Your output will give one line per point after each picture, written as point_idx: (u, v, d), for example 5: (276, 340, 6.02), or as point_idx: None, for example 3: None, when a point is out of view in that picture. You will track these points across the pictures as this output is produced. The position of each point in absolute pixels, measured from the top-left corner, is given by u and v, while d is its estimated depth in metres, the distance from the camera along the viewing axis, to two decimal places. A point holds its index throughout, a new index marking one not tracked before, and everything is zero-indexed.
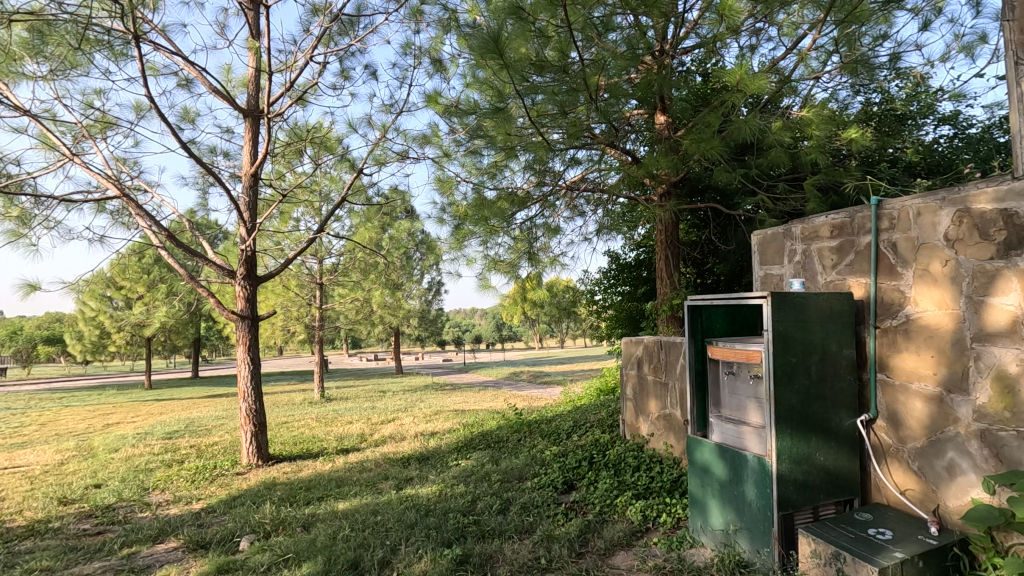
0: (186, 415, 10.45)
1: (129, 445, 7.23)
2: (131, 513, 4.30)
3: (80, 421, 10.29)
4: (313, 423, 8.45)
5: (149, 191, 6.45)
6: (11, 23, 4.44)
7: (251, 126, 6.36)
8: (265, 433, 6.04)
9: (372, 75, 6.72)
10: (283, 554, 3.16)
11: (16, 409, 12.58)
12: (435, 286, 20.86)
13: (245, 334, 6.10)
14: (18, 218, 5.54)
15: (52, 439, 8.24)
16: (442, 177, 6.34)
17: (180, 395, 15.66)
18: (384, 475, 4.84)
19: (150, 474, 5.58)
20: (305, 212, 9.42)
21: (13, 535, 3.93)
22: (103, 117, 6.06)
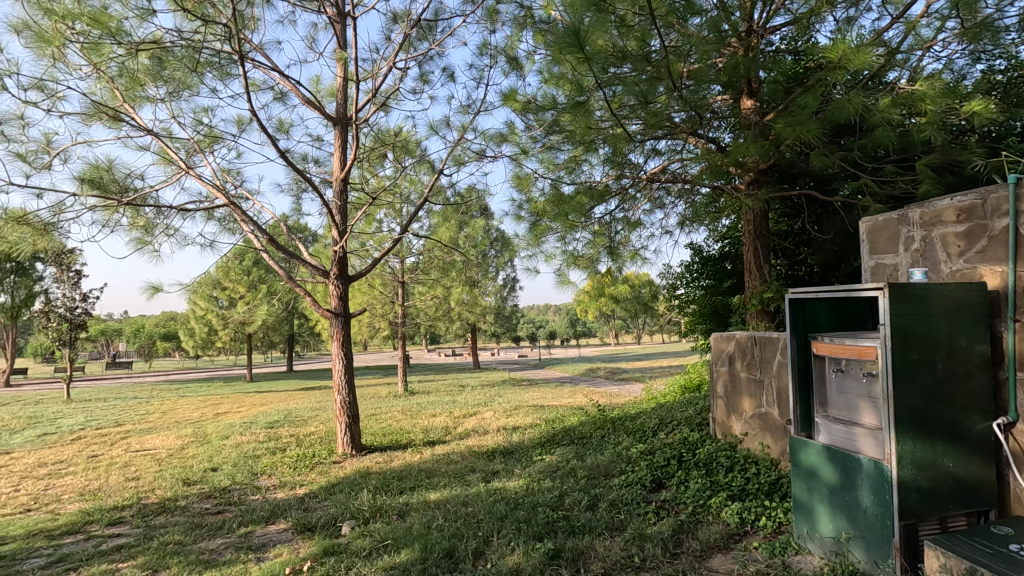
0: (284, 406, 11.23)
1: (238, 433, 7.88)
2: (245, 495, 4.70)
3: (195, 410, 11.34)
4: (399, 415, 8.82)
5: (251, 199, 6.98)
6: (138, 52, 4.97)
7: (339, 133, 6.71)
8: (358, 424, 6.36)
9: (449, 77, 6.89)
10: (382, 541, 3.32)
11: (144, 399, 14.10)
12: (509, 282, 21.08)
13: (339, 330, 6.46)
14: (143, 227, 6.18)
15: (174, 425, 9.15)
16: (520, 174, 6.38)
17: (278, 387, 16.88)
18: (471, 468, 4.96)
19: (258, 460, 6.06)
20: (387, 213, 9.83)
21: (149, 510, 4.40)
22: (211, 132, 6.62)
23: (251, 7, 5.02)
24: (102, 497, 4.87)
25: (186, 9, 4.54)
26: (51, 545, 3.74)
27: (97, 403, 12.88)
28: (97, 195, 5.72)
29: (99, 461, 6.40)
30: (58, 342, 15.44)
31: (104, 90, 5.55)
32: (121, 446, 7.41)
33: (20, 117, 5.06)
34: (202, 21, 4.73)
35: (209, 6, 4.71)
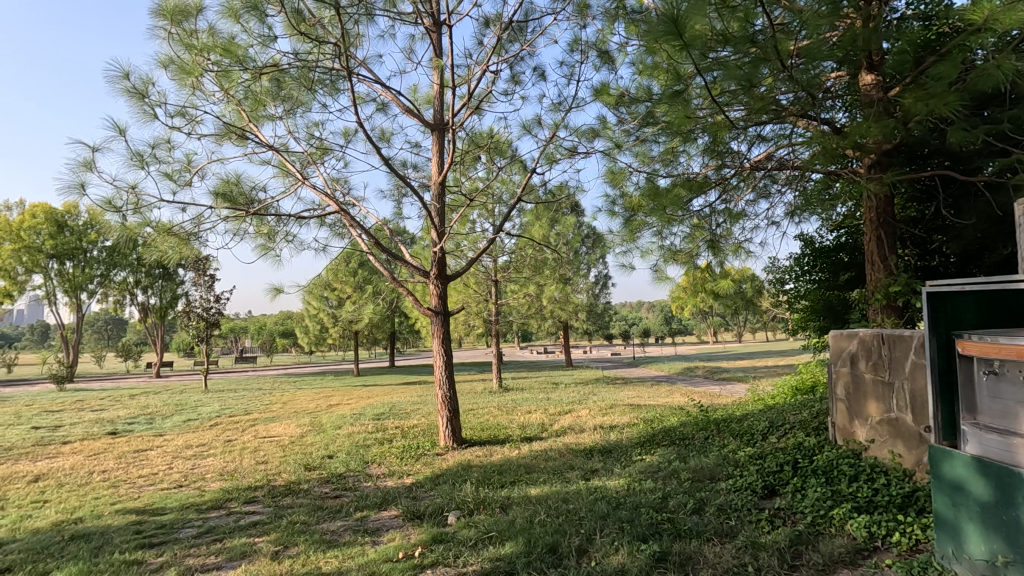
0: (388, 399, 11.91)
1: (349, 424, 8.47)
2: (358, 482, 5.04)
3: (311, 401, 12.35)
4: (496, 411, 9.03)
5: (358, 204, 7.46)
6: (260, 75, 5.48)
7: (437, 138, 6.98)
8: (458, 418, 6.59)
9: (540, 76, 6.93)
10: (487, 532, 3.43)
11: (267, 390, 15.55)
12: (601, 279, 20.83)
13: (439, 328, 6.72)
14: (266, 235, 6.82)
15: (294, 415, 10.01)
16: (613, 169, 6.27)
17: (382, 381, 17.93)
18: (569, 465, 4.97)
19: (368, 449, 6.47)
20: (481, 214, 10.09)
21: (277, 491, 4.85)
22: (321, 144, 7.15)
23: (356, 25, 5.36)
24: (238, 477, 5.44)
25: (300, 32, 4.94)
26: (200, 517, 4.23)
27: (230, 393, 14.40)
28: (229, 207, 6.38)
29: (235, 445, 7.15)
30: (197, 338, 17.45)
31: (232, 112, 6.17)
32: (251, 432, 8.24)
33: (167, 141, 5.77)
34: (313, 42, 5.12)
35: (319, 28, 5.10)
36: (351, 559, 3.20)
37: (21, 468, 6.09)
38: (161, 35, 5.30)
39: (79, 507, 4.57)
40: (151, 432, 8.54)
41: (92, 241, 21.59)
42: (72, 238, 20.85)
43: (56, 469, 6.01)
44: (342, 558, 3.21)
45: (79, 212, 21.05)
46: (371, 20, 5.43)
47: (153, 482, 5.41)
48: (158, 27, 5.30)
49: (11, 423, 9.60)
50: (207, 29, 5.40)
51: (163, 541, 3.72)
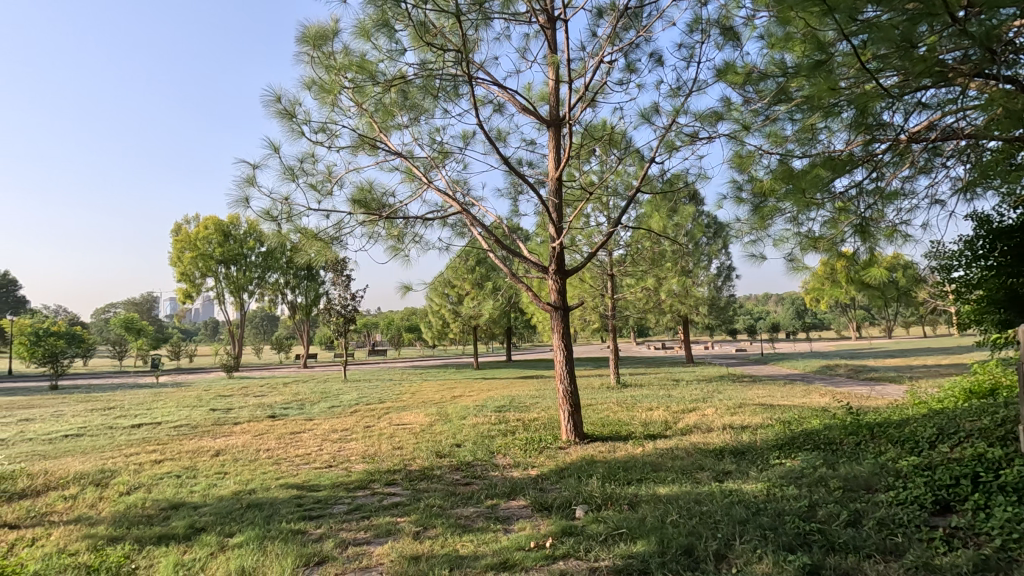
0: (508, 392, 12.23)
1: (473, 414, 8.83)
2: (486, 471, 5.25)
3: (436, 392, 13.05)
4: (616, 407, 8.90)
5: (477, 204, 7.73)
6: (390, 88, 5.87)
7: (553, 134, 7.02)
8: (580, 413, 6.59)
9: (658, 62, 6.68)
10: (617, 528, 3.39)
11: (397, 381, 16.75)
12: (723, 271, 19.67)
13: (559, 322, 6.75)
14: (397, 237, 7.31)
15: (422, 405, 10.66)
16: (740, 152, 5.86)
17: (500, 375, 18.48)
18: (699, 465, 4.76)
19: (493, 440, 6.70)
20: (596, 207, 9.97)
21: (414, 476, 5.20)
22: (442, 148, 7.50)
23: (476, 31, 5.55)
24: (379, 461, 5.92)
25: (424, 43, 5.22)
26: (349, 495, 4.67)
27: (365, 383, 15.68)
28: (364, 212, 6.93)
29: (373, 431, 7.78)
30: (337, 333, 19.24)
31: (364, 124, 6.69)
32: (386, 419, 8.91)
33: (312, 155, 6.40)
34: (435, 51, 5.38)
35: (440, 38, 5.34)
36: (486, 544, 3.34)
37: (207, 444, 7.14)
38: (305, 60, 5.87)
39: (251, 480, 5.25)
40: (303, 417, 9.56)
41: (251, 247, 24.62)
42: (235, 245, 23.97)
43: (232, 446, 6.96)
44: (477, 543, 3.36)
45: (240, 223, 24.12)
46: (488, 24, 5.58)
47: (308, 462, 6.07)
48: (302, 53, 5.88)
49: (196, 405, 11.29)
50: (342, 49, 5.90)
51: (320, 514, 4.16)
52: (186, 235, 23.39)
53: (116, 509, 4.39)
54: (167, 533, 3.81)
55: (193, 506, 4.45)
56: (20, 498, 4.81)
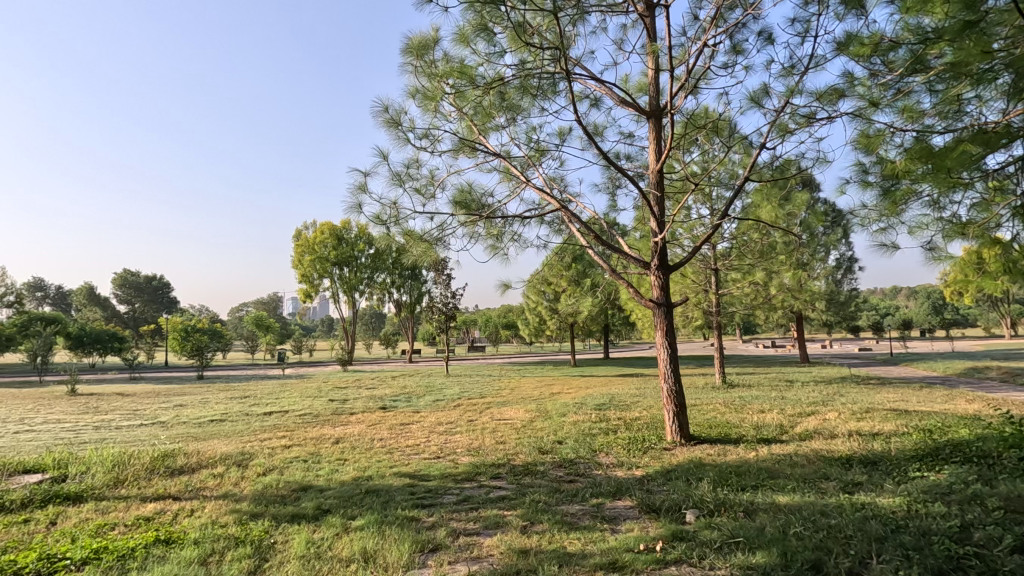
0: (607, 390, 12.07)
1: (573, 412, 8.81)
2: (590, 469, 5.21)
3: (535, 389, 13.19)
4: (723, 408, 8.46)
5: (575, 200, 7.69)
6: (489, 90, 5.99)
7: (653, 126, 6.80)
8: (685, 414, 6.34)
9: (768, 40, 6.23)
10: (733, 536, 3.22)
11: (497, 377, 17.14)
12: (844, 262, 17.99)
13: (662, 319, 6.53)
14: (496, 236, 7.46)
15: (522, 401, 10.82)
16: (866, 131, 5.30)
17: (598, 373, 18.33)
18: (824, 474, 4.38)
19: (595, 438, 6.64)
20: (699, 199, 9.53)
21: (518, 470, 5.29)
22: (539, 146, 7.54)
23: (573, 26, 5.51)
24: (484, 454, 6.08)
25: (523, 44, 5.26)
26: (458, 486, 4.85)
27: (466, 379, 16.23)
28: (465, 213, 7.15)
29: (476, 425, 8.01)
30: (439, 329, 20.09)
31: (464, 127, 6.89)
32: (488, 414, 9.14)
33: (417, 160, 6.71)
34: (532, 50, 5.42)
35: (537, 37, 5.37)
36: (594, 543, 3.32)
37: (327, 432, 7.76)
38: (409, 70, 6.16)
39: (369, 467, 5.63)
40: (411, 409, 10.09)
41: (361, 250, 26.36)
42: (347, 248, 25.78)
43: (350, 435, 7.50)
44: (585, 541, 3.35)
45: (351, 227, 25.88)
46: (585, 19, 5.52)
47: (418, 452, 6.38)
48: (406, 63, 6.18)
49: (317, 396, 12.31)
50: (443, 57, 6.12)
51: (432, 503, 4.37)
52: (305, 240, 25.52)
53: (256, 487, 4.90)
54: (299, 513, 4.18)
55: (319, 489, 4.86)
56: (179, 473, 5.51)
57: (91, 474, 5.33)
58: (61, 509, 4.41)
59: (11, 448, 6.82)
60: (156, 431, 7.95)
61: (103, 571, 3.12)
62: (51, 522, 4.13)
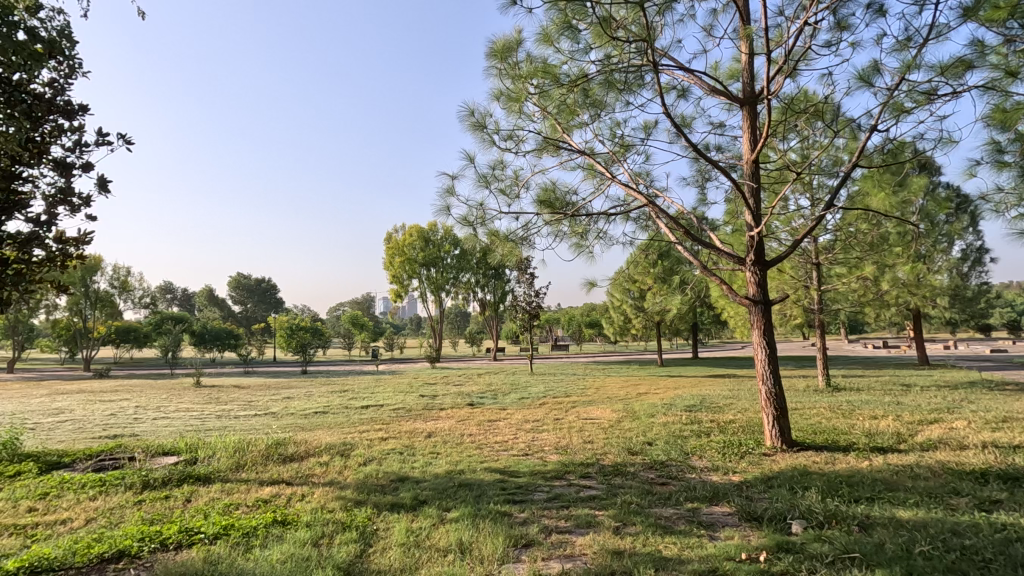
0: (697, 391, 11.61)
1: (662, 413, 8.57)
2: (683, 472, 5.05)
3: (620, 388, 12.97)
4: (829, 413, 7.87)
5: (662, 195, 7.46)
6: (573, 88, 5.97)
7: (747, 113, 6.44)
8: (786, 418, 5.97)
9: (879, 13, 5.70)
10: (847, 551, 2.99)
11: (581, 375, 17.04)
12: (972, 254, 16.06)
13: (759, 318, 6.18)
14: (580, 234, 7.41)
15: (608, 400, 10.67)
16: (1002, 106, 4.71)
17: (687, 373, 17.69)
18: (954, 489, 3.95)
19: (687, 441, 6.41)
20: (798, 188, 8.92)
21: (607, 470, 5.24)
22: (624, 141, 7.40)
23: (660, 15, 5.35)
24: (572, 453, 6.07)
25: (607, 39, 5.19)
26: (547, 484, 4.88)
27: (551, 377, 16.27)
28: (549, 212, 7.16)
29: (562, 423, 8.02)
30: (523, 327, 20.28)
31: (548, 126, 6.91)
32: (574, 413, 9.12)
33: (501, 162, 6.83)
34: (617, 44, 5.33)
35: (622, 31, 5.27)
36: (691, 549, 3.22)
37: (420, 426, 8.09)
38: (493, 73, 6.27)
39: (460, 461, 5.81)
40: (497, 406, 10.28)
41: (447, 251, 27.19)
42: (434, 249, 26.67)
43: (441, 430, 7.77)
44: (681, 546, 3.25)
45: (437, 229, 26.74)
46: (673, 7, 5.34)
47: (506, 449, 6.49)
48: (491, 67, 6.29)
49: (408, 391, 12.88)
50: (526, 58, 6.17)
51: (523, 499, 4.43)
52: (395, 243, 26.75)
53: (358, 476, 5.22)
54: (398, 502, 4.40)
55: (415, 480, 5.08)
56: (290, 460, 5.99)
57: (216, 458, 5.93)
58: (194, 488, 4.95)
59: (150, 432, 7.73)
60: (268, 421, 8.69)
61: (232, 546, 3.47)
62: (187, 499, 4.66)
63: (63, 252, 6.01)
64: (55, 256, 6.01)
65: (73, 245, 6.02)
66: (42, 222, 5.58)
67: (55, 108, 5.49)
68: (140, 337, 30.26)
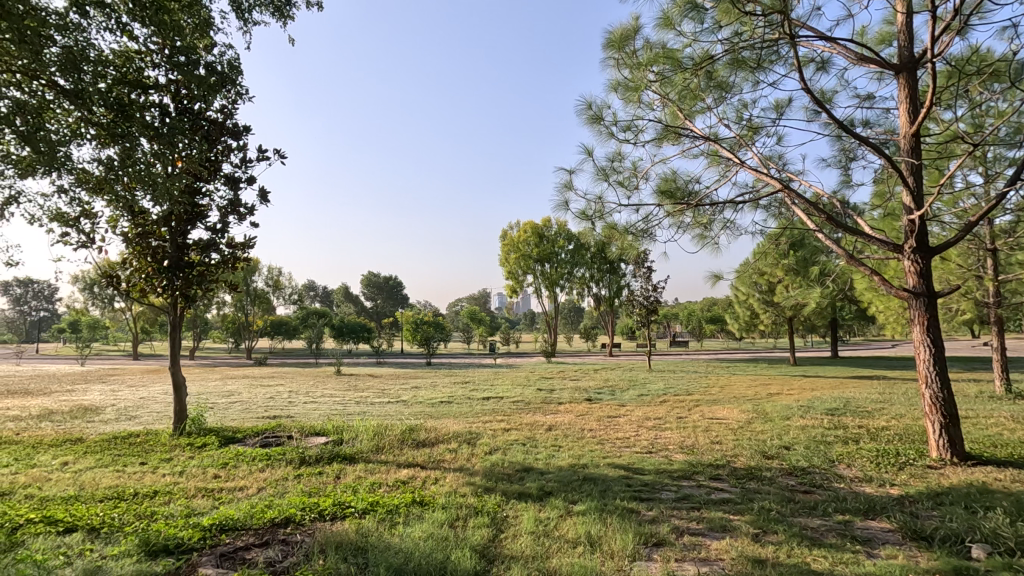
0: (840, 394, 10.54)
1: (799, 415, 7.90)
2: (829, 481, 4.61)
3: (749, 388, 12.16)
4: (1013, 423, 6.73)
5: (797, 179, 6.86)
6: (697, 71, 5.68)
7: (904, 82, 5.70)
8: (958, 427, 5.22)
9: None
10: None
11: (704, 373, 16.25)
12: None
13: (921, 312, 5.45)
14: (704, 225, 7.05)
15: (736, 400, 10.05)
16: None
17: (826, 373, 16.13)
18: None
19: (831, 447, 5.85)
20: (968, 163, 7.72)
21: (741, 474, 4.94)
22: (752, 123, 6.91)
23: None
24: (699, 453, 5.81)
25: (735, 15, 4.87)
26: (675, 483, 4.72)
27: (671, 374, 15.70)
28: (670, 202, 6.89)
29: (687, 422, 7.70)
30: (640, 323, 19.79)
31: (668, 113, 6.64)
32: (698, 412, 8.72)
33: (619, 154, 6.70)
34: (747, 20, 4.98)
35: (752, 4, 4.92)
36: (845, 565, 2.94)
37: (540, 418, 8.23)
38: (611, 64, 6.15)
39: (583, 456, 5.82)
40: (616, 402, 10.13)
41: (561, 246, 27.28)
42: (548, 245, 26.91)
43: (561, 423, 7.84)
44: (833, 561, 2.99)
45: (551, 224, 26.95)
46: None
47: (628, 445, 6.38)
48: (607, 58, 6.18)
49: (527, 385, 13.13)
50: (645, 45, 5.99)
51: (650, 497, 4.33)
52: (510, 240, 27.41)
53: (485, 464, 5.44)
54: (525, 491, 4.52)
55: (540, 471, 5.18)
56: (423, 446, 6.40)
57: (359, 440, 6.50)
58: (342, 466, 5.48)
59: (303, 415, 8.68)
60: (401, 408, 9.35)
61: (379, 521, 3.79)
62: (338, 475, 5.17)
63: (234, 255, 6.93)
64: (227, 258, 6.95)
65: (241, 249, 6.93)
66: (218, 229, 6.47)
67: (226, 130, 6.33)
68: (290, 330, 34.02)
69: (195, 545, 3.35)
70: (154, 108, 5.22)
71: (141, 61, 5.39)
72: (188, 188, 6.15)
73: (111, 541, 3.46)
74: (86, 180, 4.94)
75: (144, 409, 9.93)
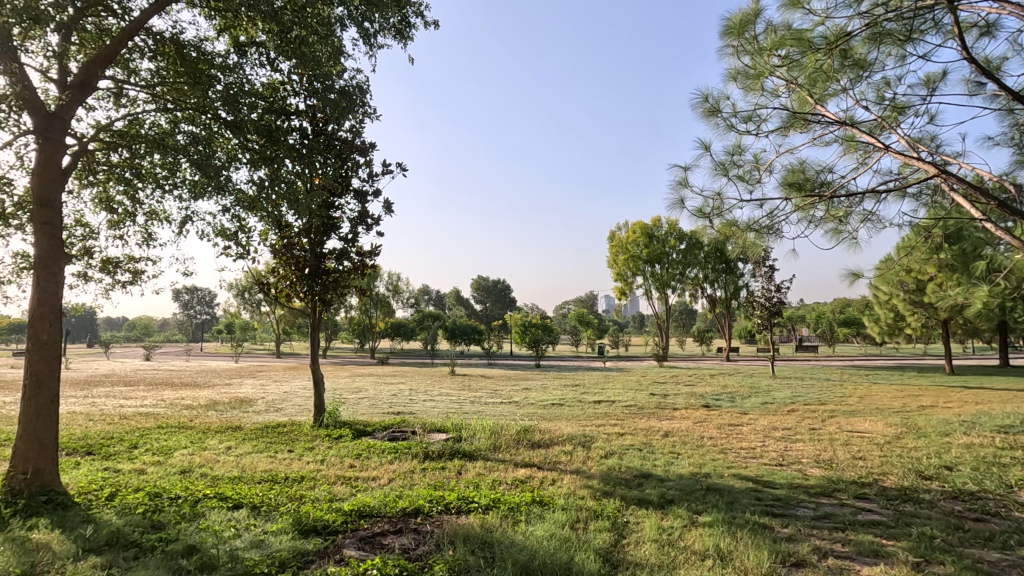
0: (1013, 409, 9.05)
1: (961, 432, 6.90)
2: (1007, 509, 3.98)
3: (895, 399, 10.85)
4: None
5: (956, 161, 6.01)
6: (830, 51, 5.21)
7: None
8: None
9: None
10: None
11: (839, 381, 14.76)
12: None
13: None
14: (839, 218, 6.43)
15: (879, 412, 9.02)
16: None
17: (993, 385, 13.93)
18: None
19: (1007, 471, 5.04)
20: None
21: (892, 494, 4.42)
22: (896, 103, 6.18)
23: None
24: (839, 469, 5.29)
25: None
26: (813, 500, 4.34)
27: (799, 382, 14.46)
28: (799, 195, 6.36)
29: (822, 435, 7.04)
30: (761, 326, 18.46)
31: None
32: (834, 423, 7.94)
33: (740, 146, 6.31)
34: None
35: None
36: None
37: (656, 424, 7.98)
38: (729, 53, 5.84)
39: (705, 465, 5.54)
40: (737, 410, 9.54)
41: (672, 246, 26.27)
42: (658, 245, 26.02)
43: (679, 430, 7.53)
44: None
45: (661, 224, 26.08)
46: None
47: (755, 456, 5.98)
48: (726, 46, 5.87)
49: (639, 389, 12.77)
50: (768, 28, 5.61)
51: (784, 513, 4.02)
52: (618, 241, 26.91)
53: (602, 468, 5.38)
54: (645, 498, 4.41)
55: (660, 479, 5.01)
56: (538, 447, 6.47)
57: (477, 438, 6.73)
58: (463, 462, 5.71)
59: (423, 412, 9.18)
60: (513, 409, 9.54)
61: (503, 517, 3.90)
62: (459, 471, 5.39)
63: (362, 262, 7.52)
64: (357, 266, 7.54)
65: (369, 257, 7.49)
66: (349, 239, 7.06)
67: (355, 147, 6.88)
68: (408, 332, 36.10)
69: (339, 527, 3.67)
70: (296, 132, 5.81)
71: (285, 90, 6.02)
72: (324, 203, 6.78)
73: (270, 518, 3.90)
74: (243, 200, 5.61)
75: (288, 402, 11.04)
